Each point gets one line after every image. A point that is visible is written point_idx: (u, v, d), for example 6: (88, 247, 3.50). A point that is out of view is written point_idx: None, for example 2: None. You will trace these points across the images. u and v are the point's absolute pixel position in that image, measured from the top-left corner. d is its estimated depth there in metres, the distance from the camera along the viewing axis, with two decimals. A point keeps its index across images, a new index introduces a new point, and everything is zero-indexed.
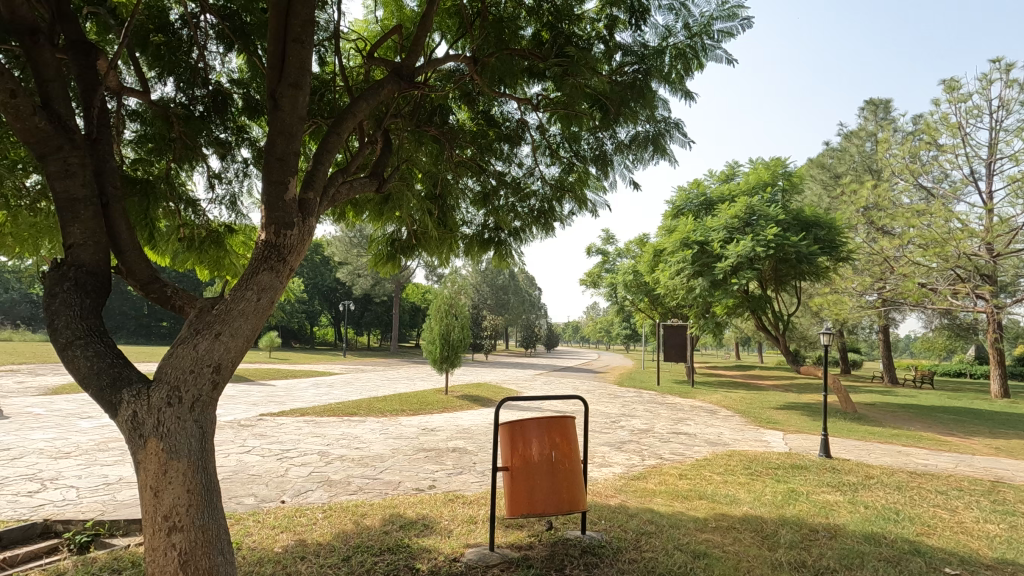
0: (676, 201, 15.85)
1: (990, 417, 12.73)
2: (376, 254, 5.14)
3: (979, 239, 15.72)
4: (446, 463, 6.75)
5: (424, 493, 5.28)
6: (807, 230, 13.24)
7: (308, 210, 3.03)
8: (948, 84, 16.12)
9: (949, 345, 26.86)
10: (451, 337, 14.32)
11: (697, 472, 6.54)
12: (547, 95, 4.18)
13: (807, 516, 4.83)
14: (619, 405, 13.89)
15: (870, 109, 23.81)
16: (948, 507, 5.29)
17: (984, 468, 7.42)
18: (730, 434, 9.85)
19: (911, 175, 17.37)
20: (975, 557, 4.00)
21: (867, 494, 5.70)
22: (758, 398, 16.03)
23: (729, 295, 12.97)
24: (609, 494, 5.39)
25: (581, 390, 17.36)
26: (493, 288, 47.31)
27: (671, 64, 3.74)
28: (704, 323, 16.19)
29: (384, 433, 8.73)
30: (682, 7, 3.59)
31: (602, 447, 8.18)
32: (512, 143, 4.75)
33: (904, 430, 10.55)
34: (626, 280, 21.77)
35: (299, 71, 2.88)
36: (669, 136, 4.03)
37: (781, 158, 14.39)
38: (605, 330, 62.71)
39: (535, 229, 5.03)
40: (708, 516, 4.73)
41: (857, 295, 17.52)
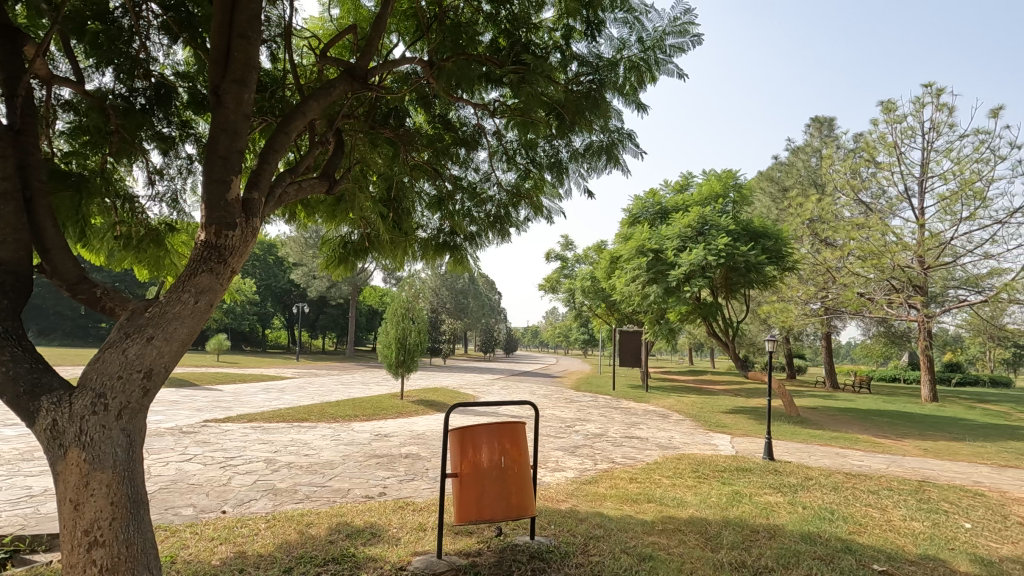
0: (632, 209, 16.19)
1: (920, 419, 13.51)
2: (328, 255, 5.03)
3: (911, 251, 16.70)
4: (398, 469, 6.65)
5: (374, 501, 5.18)
6: (756, 240, 13.71)
7: (252, 210, 2.94)
8: (885, 106, 17.10)
9: (885, 352, 28.41)
10: (408, 341, 14.16)
11: (647, 475, 6.67)
12: (504, 102, 4.19)
13: (749, 517, 5.00)
14: (575, 409, 14.04)
15: (816, 126, 25.05)
16: (879, 507, 5.57)
17: (912, 468, 7.87)
18: (681, 438, 10.09)
19: (851, 190, 18.32)
20: (900, 553, 4.23)
21: (806, 495, 5.94)
22: (709, 402, 16.46)
23: (682, 302, 13.34)
24: (560, 499, 5.43)
25: (537, 395, 17.43)
26: (452, 292, 47.05)
27: (625, 75, 3.83)
28: (659, 329, 16.58)
29: (335, 439, 8.53)
30: (636, 22, 3.68)
31: (555, 451, 8.24)
32: (469, 148, 4.72)
33: (842, 433, 11.04)
34: (584, 286, 22.07)
35: (244, 67, 2.80)
36: (622, 146, 4.12)
37: (732, 170, 14.91)
38: (564, 336, 63.23)
39: (491, 234, 5.01)
40: (656, 520, 4.82)
41: (801, 303, 18.35)
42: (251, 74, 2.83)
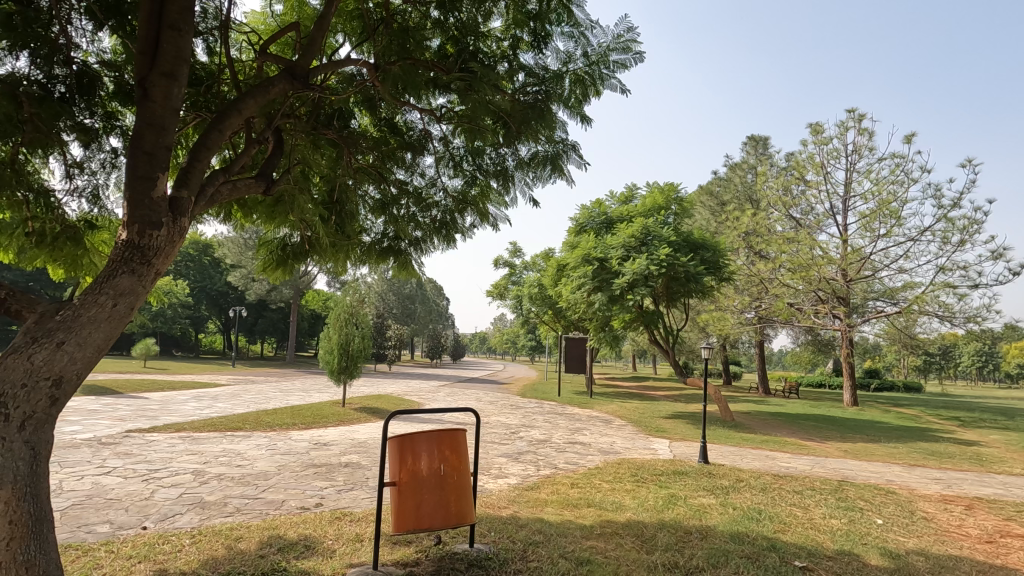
0: (579, 218, 16.51)
1: (842, 423, 14.39)
2: (267, 258, 4.87)
3: (836, 265, 17.83)
4: (336, 479, 6.46)
5: (309, 512, 5.01)
6: (695, 251, 14.26)
7: (180, 210, 2.80)
8: (814, 128, 18.25)
9: (812, 360, 30.12)
10: (351, 347, 13.80)
11: (588, 481, 6.78)
12: (451, 108, 4.18)
13: (684, 519, 5.18)
14: (519, 416, 14.09)
15: (752, 144, 26.41)
16: (802, 506, 5.90)
17: (833, 469, 8.38)
18: (622, 443, 10.31)
19: (783, 206, 19.40)
20: (820, 549, 4.49)
21: (736, 495, 6.21)
22: (649, 408, 16.91)
23: (625, 310, 13.69)
24: (502, 506, 5.42)
25: (483, 401, 17.40)
26: (399, 297, 46.40)
27: (570, 88, 3.91)
28: (603, 336, 16.96)
29: (271, 449, 8.20)
30: (582, 36, 3.77)
31: (499, 458, 8.22)
32: (415, 152, 4.67)
33: (772, 436, 11.64)
34: (531, 293, 22.27)
35: (175, 60, 2.68)
36: (567, 157, 4.21)
37: (674, 184, 15.45)
38: (511, 343, 63.50)
39: (436, 240, 4.99)
40: (594, 524, 4.91)
41: (737, 312, 19.22)
42: (181, 67, 2.71)
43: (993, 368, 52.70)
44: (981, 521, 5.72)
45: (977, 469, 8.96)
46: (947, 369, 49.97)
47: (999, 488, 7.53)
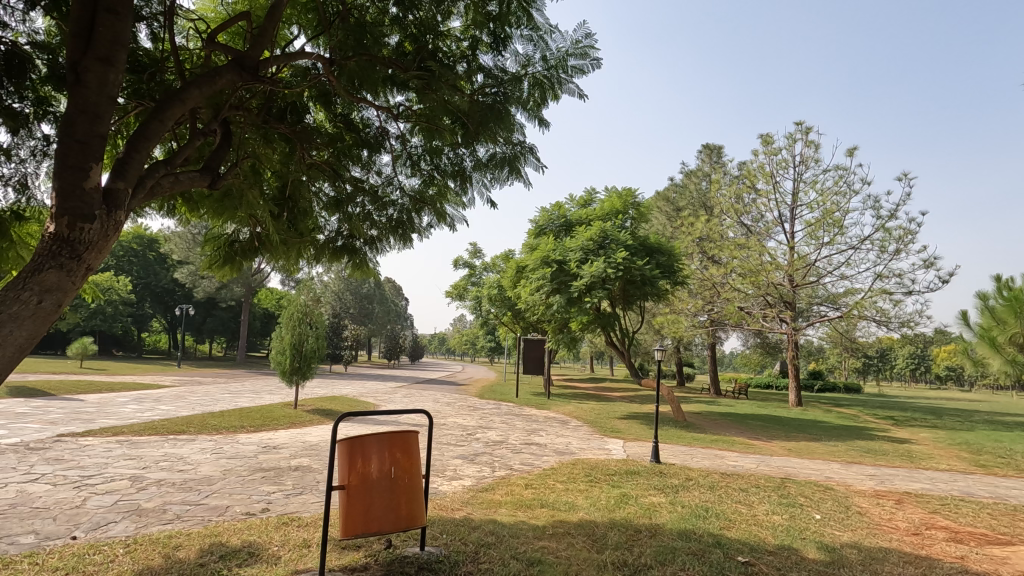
0: (539, 220, 16.58)
1: (786, 422, 14.98)
2: (212, 255, 4.70)
3: (783, 271, 18.61)
4: (285, 483, 6.27)
5: (255, 518, 4.85)
6: (652, 255, 14.57)
7: (115, 203, 2.66)
8: (764, 138, 18.99)
9: (761, 362, 31.26)
10: (305, 347, 13.44)
11: (542, 481, 6.82)
12: (409, 107, 4.13)
13: (634, 518, 5.29)
14: (476, 417, 14.04)
15: (706, 152, 27.27)
16: (747, 503, 6.11)
17: (777, 467, 8.72)
18: (577, 444, 10.42)
19: (735, 213, 20.08)
20: (762, 545, 4.67)
21: (685, 494, 6.38)
22: (605, 409, 17.17)
23: (583, 312, 13.88)
24: (455, 508, 5.38)
25: (440, 402, 17.29)
26: (357, 297, 45.63)
27: (529, 91, 3.92)
28: (561, 338, 17.13)
29: (216, 452, 7.89)
30: (540, 40, 3.80)
31: (455, 459, 8.17)
32: (372, 150, 4.58)
33: (722, 436, 12.01)
34: (490, 294, 22.29)
35: (112, 45, 2.56)
36: (524, 160, 4.23)
37: (632, 189, 15.72)
38: (471, 344, 63.27)
39: (392, 239, 4.91)
40: (547, 524, 4.95)
41: (691, 315, 19.79)
42: (119, 53, 2.59)
43: (924, 370, 56.11)
44: (909, 514, 6.07)
45: (907, 465, 9.50)
46: (884, 371, 52.85)
47: (927, 483, 7.98)
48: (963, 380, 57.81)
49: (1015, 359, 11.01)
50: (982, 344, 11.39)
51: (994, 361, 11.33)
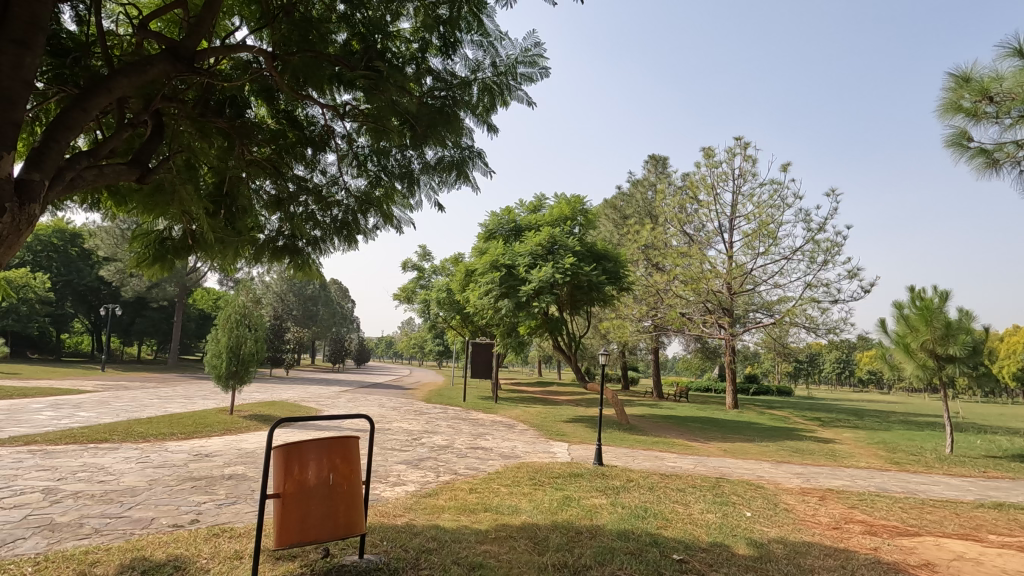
0: (489, 224, 16.58)
1: (723, 424, 15.61)
2: (140, 253, 4.44)
3: (722, 279, 19.43)
4: (217, 493, 5.99)
5: (183, 530, 4.62)
6: (598, 262, 14.88)
7: (30, 195, 2.49)
8: (706, 151, 19.79)
9: (701, 366, 32.48)
10: (243, 350, 12.90)
11: (486, 486, 6.82)
12: (357, 106, 4.05)
13: (576, 519, 5.38)
14: (422, 421, 13.89)
15: (652, 162, 28.16)
16: (684, 502, 6.34)
17: (713, 467, 9.09)
18: (523, 447, 10.48)
19: (678, 223, 20.82)
20: (697, 542, 4.85)
21: (626, 495, 6.55)
22: (552, 412, 17.35)
23: (531, 317, 13.99)
24: (396, 514, 5.31)
25: (386, 407, 16.99)
26: (301, 298, 44.29)
27: (478, 96, 3.94)
28: (509, 342, 17.20)
29: (142, 462, 7.43)
30: (490, 46, 3.82)
31: (398, 465, 8.04)
32: (316, 149, 4.46)
33: (663, 438, 12.39)
34: (439, 297, 22.12)
35: (29, 27, 2.43)
36: (472, 164, 4.26)
37: (580, 196, 16.01)
38: (418, 348, 62.50)
39: (336, 240, 4.81)
40: (490, 528, 4.96)
41: (636, 321, 20.34)
42: (37, 36, 2.46)
43: (848, 373, 59.98)
44: (831, 510, 6.47)
45: (831, 464, 10.13)
46: (812, 375, 56.12)
47: (847, 480, 8.53)
48: (882, 383, 62.17)
49: (925, 364, 11.98)
50: (897, 349, 12.29)
51: (908, 366, 12.24)
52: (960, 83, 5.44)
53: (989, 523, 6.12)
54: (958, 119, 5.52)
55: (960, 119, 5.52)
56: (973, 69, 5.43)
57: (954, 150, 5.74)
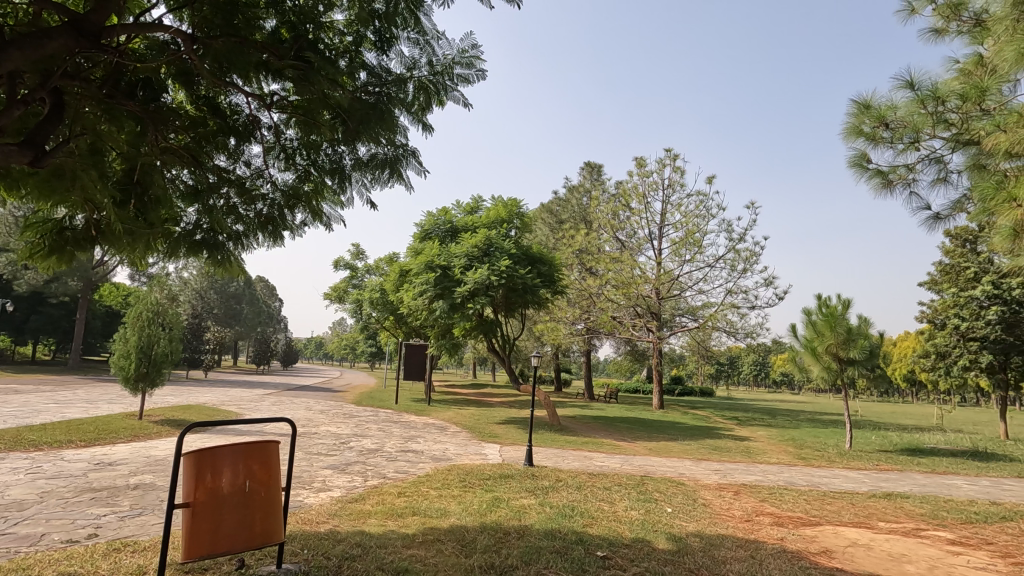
0: (425, 224, 16.38)
1: (649, 424, 16.22)
2: (33, 243, 4.05)
3: (650, 284, 20.23)
4: (121, 504, 5.54)
5: (77, 546, 4.24)
6: (533, 265, 15.06)
7: None
8: (638, 161, 20.55)
9: (631, 368, 33.61)
10: (155, 350, 12.02)
11: (415, 489, 6.73)
12: (286, 96, 3.87)
13: (504, 520, 5.41)
14: (351, 425, 13.50)
15: (588, 169, 28.89)
16: (609, 500, 6.53)
17: (639, 465, 9.43)
18: (454, 450, 10.40)
19: (611, 229, 21.48)
20: (619, 539, 5.01)
21: (554, 495, 6.66)
22: (485, 414, 17.35)
23: (465, 318, 13.94)
24: (320, 521, 5.13)
25: (313, 410, 16.36)
26: (223, 296, 41.96)
27: (414, 94, 3.91)
28: (443, 344, 17.07)
29: (32, 473, 6.75)
30: (426, 45, 3.76)
31: (324, 470, 7.76)
32: (240, 139, 4.21)
33: (592, 439, 12.70)
34: (372, 297, 21.62)
35: None
36: (406, 163, 4.20)
37: (517, 200, 16.17)
38: (350, 349, 60.79)
39: (260, 236, 4.61)
40: (417, 532, 4.89)
41: (569, 324, 20.75)
42: None
43: (764, 375, 64.06)
44: (743, 504, 6.86)
45: (745, 460, 10.77)
46: (731, 377, 59.64)
47: (758, 475, 9.12)
48: (793, 384, 66.91)
49: (829, 366, 12.98)
50: (806, 353, 13.24)
51: (814, 368, 13.23)
52: (861, 110, 5.94)
53: (879, 512, 6.72)
54: (859, 142, 6.01)
55: (861, 143, 6.02)
56: (872, 98, 5.95)
57: (856, 170, 6.26)
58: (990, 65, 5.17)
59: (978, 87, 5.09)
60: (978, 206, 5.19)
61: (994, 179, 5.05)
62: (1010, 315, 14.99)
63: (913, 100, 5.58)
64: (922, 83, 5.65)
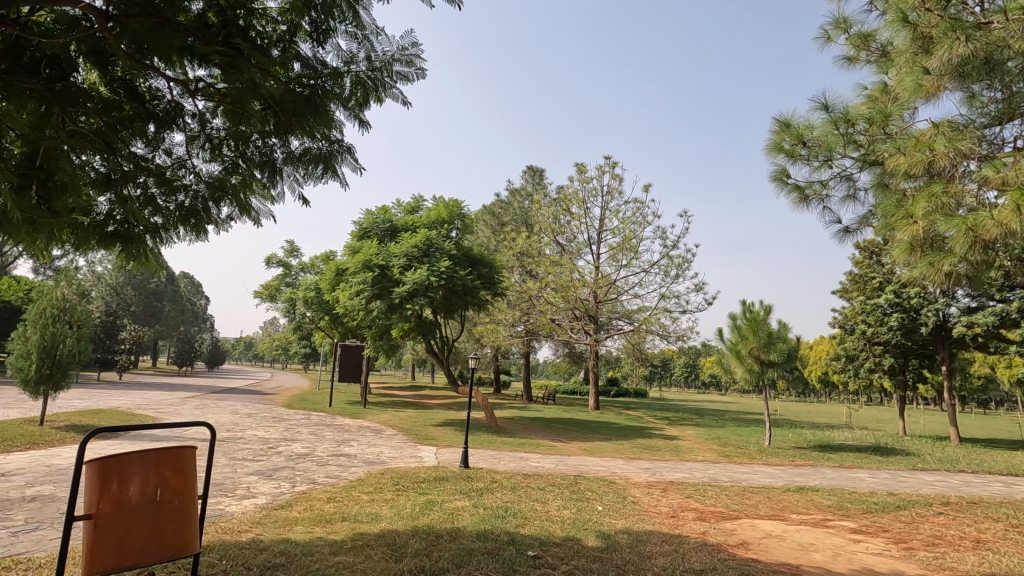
0: (363, 222, 15.96)
1: (585, 425, 16.57)
2: None
3: (589, 287, 20.70)
4: (14, 518, 5.07)
5: None
6: (474, 266, 15.03)
7: None
8: (579, 167, 20.96)
9: (569, 370, 34.24)
10: (60, 350, 11.07)
11: (346, 494, 6.55)
12: (213, 84, 3.67)
13: (437, 523, 5.37)
14: (281, 429, 12.96)
15: (530, 173, 29.15)
16: (543, 500, 6.62)
17: (573, 465, 9.62)
18: (388, 453, 10.22)
19: (551, 233, 21.80)
20: (551, 538, 5.09)
21: (488, 496, 6.67)
22: (422, 416, 17.13)
23: (403, 319, 13.71)
24: (242, 529, 4.89)
25: (240, 413, 15.58)
26: (142, 293, 39.28)
27: (351, 89, 3.79)
28: (381, 345, 16.72)
29: None
30: (365, 39, 3.65)
31: (248, 476, 7.41)
32: (160, 126, 3.95)
33: (529, 440, 12.82)
34: (307, 296, 20.87)
35: None
36: (341, 159, 4.09)
37: (458, 201, 16.10)
38: (282, 351, 58.42)
39: (181, 229, 4.34)
40: (346, 538, 4.77)
41: (509, 325, 20.93)
42: None
43: (693, 376, 67.01)
44: (670, 500, 7.15)
45: (674, 458, 11.21)
46: (664, 378, 61.97)
47: (685, 472, 9.52)
48: (720, 386, 70.29)
49: (752, 368, 13.73)
50: (731, 356, 13.93)
51: (738, 370, 13.94)
52: (782, 128, 6.34)
53: (792, 504, 7.19)
54: (780, 158, 6.40)
55: (781, 159, 6.41)
56: (792, 117, 6.37)
57: (776, 184, 6.67)
58: (893, 93, 5.67)
59: (883, 112, 5.57)
60: (881, 222, 5.66)
61: (896, 198, 5.50)
62: (909, 321, 16.45)
63: (828, 121, 6.03)
64: (835, 106, 6.12)
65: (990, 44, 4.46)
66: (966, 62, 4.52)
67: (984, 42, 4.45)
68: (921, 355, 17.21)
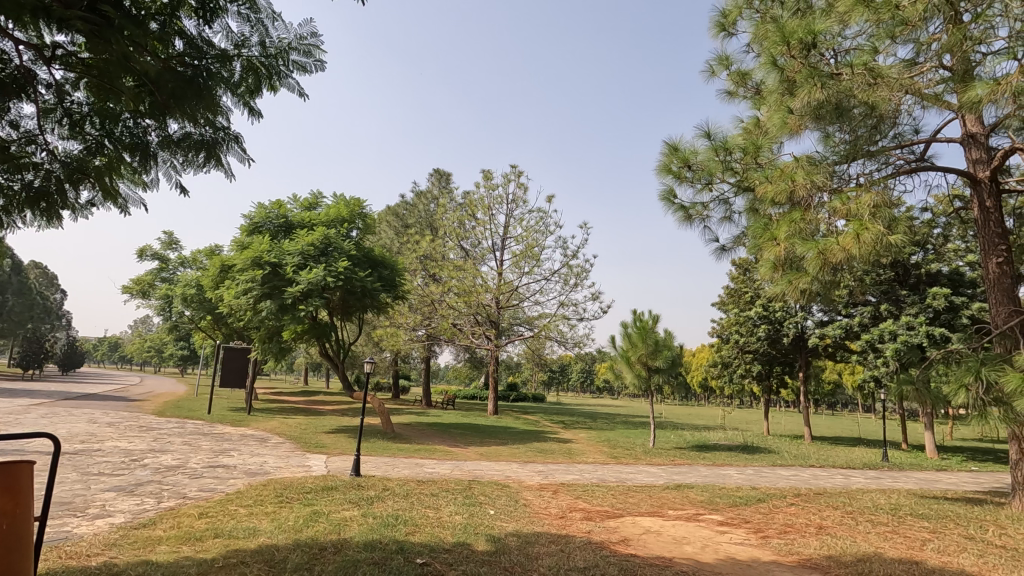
0: (254, 216, 14.92)
1: (483, 429, 16.68)
2: None
3: (492, 293, 20.84)
4: None
5: None
6: (374, 267, 14.59)
7: None
8: (486, 173, 21.12)
9: (470, 375, 34.33)
10: None
11: (221, 508, 6.05)
12: (75, 52, 3.26)
13: (322, 535, 5.13)
14: (149, 438, 11.72)
15: (436, 176, 28.90)
16: (435, 506, 6.56)
17: (468, 470, 9.62)
18: (273, 462, 9.61)
19: (456, 237, 21.66)
20: (441, 544, 5.06)
21: (379, 505, 6.49)
22: (313, 423, 16.32)
23: (296, 321, 12.99)
24: (93, 553, 4.36)
25: (99, 422, 13.88)
26: None
27: (241, 74, 3.54)
28: (269, 347, 15.70)
29: None
30: (259, 23, 3.44)
31: (105, 492, 6.64)
32: (6, 93, 3.44)
33: (426, 445, 12.68)
34: (186, 294, 19.12)
35: None
36: (226, 148, 3.82)
37: (360, 200, 15.55)
38: (155, 351, 53.02)
39: (29, 213, 3.81)
40: (217, 556, 4.41)
41: (409, 329, 20.56)
42: None
43: (589, 381, 69.91)
44: (559, 502, 7.38)
45: (566, 461, 11.61)
46: (561, 383, 64.07)
47: (576, 474, 9.90)
48: (613, 390, 73.92)
49: (640, 374, 14.60)
50: (622, 362, 14.72)
51: (628, 375, 14.74)
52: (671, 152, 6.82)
53: (669, 501, 7.71)
54: (668, 178, 6.87)
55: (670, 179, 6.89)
56: (680, 142, 6.86)
57: (664, 203, 7.18)
58: (763, 128, 6.37)
59: (755, 144, 6.24)
60: (751, 242, 6.26)
61: (764, 220, 6.12)
62: (774, 332, 18.33)
63: (710, 148, 6.59)
64: (716, 135, 6.71)
65: (840, 92, 5.12)
66: (821, 105, 5.17)
67: (835, 90, 5.10)
68: (782, 362, 19.25)
